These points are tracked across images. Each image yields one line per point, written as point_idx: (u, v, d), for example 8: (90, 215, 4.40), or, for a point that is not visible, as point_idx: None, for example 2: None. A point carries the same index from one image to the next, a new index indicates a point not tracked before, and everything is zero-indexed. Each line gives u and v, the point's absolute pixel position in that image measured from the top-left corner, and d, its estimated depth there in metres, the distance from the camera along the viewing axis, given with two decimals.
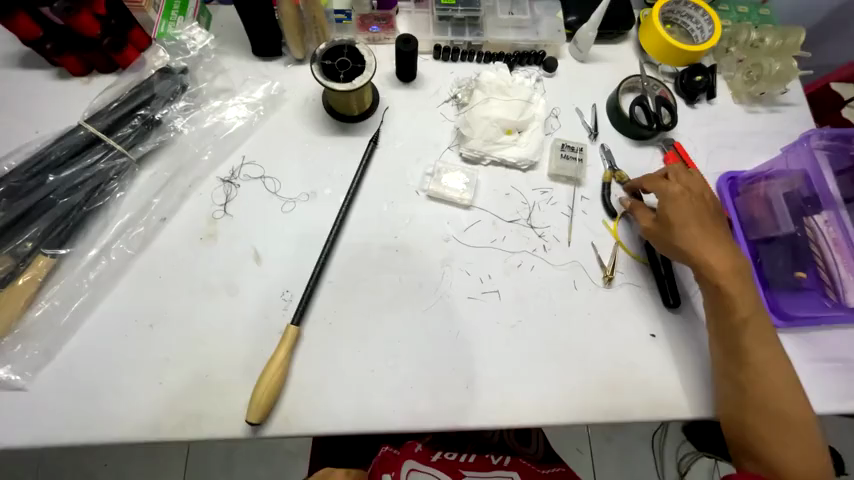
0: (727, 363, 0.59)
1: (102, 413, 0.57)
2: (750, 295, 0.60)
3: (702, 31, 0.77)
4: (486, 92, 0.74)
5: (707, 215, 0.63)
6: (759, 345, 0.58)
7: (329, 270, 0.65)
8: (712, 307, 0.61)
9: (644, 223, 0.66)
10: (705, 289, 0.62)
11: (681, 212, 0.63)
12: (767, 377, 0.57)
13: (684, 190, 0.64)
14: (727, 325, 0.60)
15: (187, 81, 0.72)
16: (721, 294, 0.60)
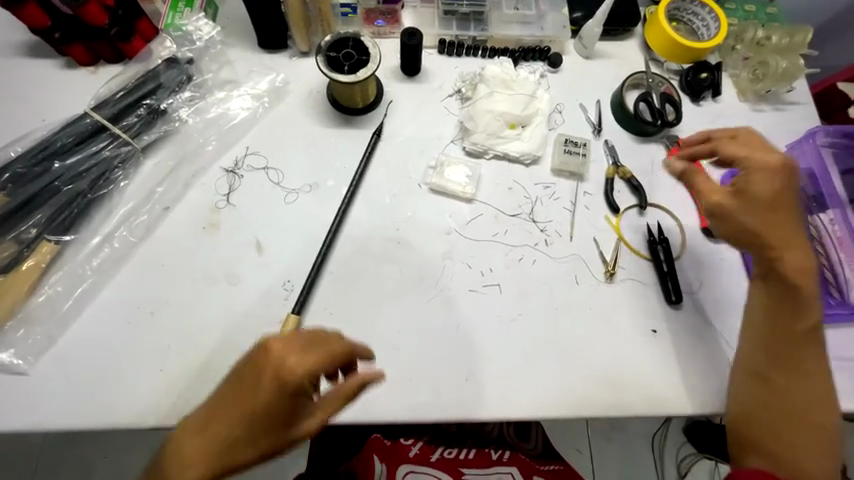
0: (763, 363, 0.56)
1: (103, 398, 0.57)
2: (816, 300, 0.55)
3: (708, 29, 0.77)
4: (490, 86, 0.74)
5: (791, 199, 0.55)
6: (809, 352, 0.55)
7: (331, 261, 0.65)
8: (770, 307, 0.56)
9: (714, 196, 0.57)
10: (769, 287, 0.56)
11: (763, 195, 0.54)
12: (803, 383, 0.54)
13: (779, 167, 0.54)
14: (782, 327, 0.55)
15: (192, 72, 0.72)
16: (785, 293, 0.55)
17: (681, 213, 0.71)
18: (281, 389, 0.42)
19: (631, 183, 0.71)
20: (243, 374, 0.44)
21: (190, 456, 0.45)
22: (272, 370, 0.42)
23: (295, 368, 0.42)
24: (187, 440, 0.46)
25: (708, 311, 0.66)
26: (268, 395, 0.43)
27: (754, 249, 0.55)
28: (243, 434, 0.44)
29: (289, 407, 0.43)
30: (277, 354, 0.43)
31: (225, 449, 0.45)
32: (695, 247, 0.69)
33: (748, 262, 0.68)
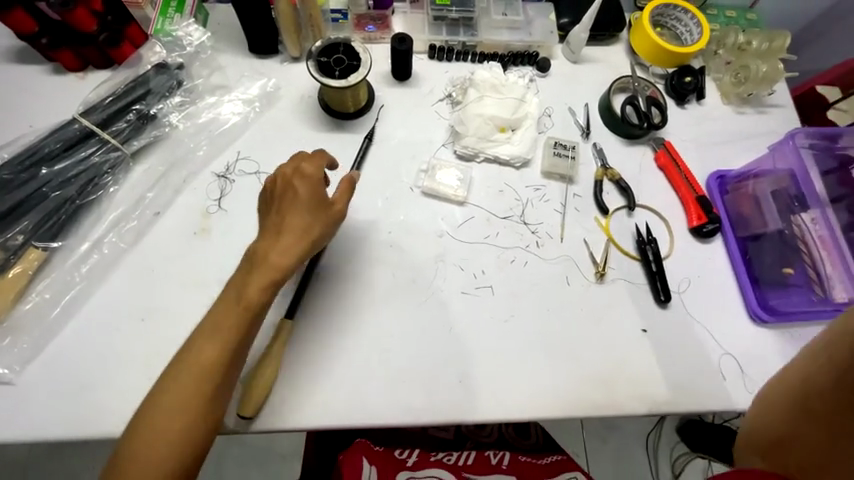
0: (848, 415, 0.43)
1: (92, 407, 0.56)
2: None
3: (691, 34, 0.79)
4: (480, 90, 0.75)
5: None
6: None
7: (323, 265, 0.65)
8: None
9: None
10: None
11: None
12: None
13: None
14: None
15: (183, 77, 0.72)
16: None
17: (668, 214, 0.73)
18: (311, 185, 0.56)
19: (620, 185, 0.73)
20: (271, 226, 0.55)
21: (227, 302, 0.52)
22: (306, 208, 0.55)
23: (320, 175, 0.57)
24: (223, 310, 0.52)
25: (696, 309, 0.67)
26: (307, 227, 0.55)
27: None
28: (289, 259, 0.54)
29: (323, 237, 0.57)
30: (303, 191, 0.56)
31: (268, 292, 0.53)
32: (683, 247, 0.71)
33: (734, 263, 0.70)
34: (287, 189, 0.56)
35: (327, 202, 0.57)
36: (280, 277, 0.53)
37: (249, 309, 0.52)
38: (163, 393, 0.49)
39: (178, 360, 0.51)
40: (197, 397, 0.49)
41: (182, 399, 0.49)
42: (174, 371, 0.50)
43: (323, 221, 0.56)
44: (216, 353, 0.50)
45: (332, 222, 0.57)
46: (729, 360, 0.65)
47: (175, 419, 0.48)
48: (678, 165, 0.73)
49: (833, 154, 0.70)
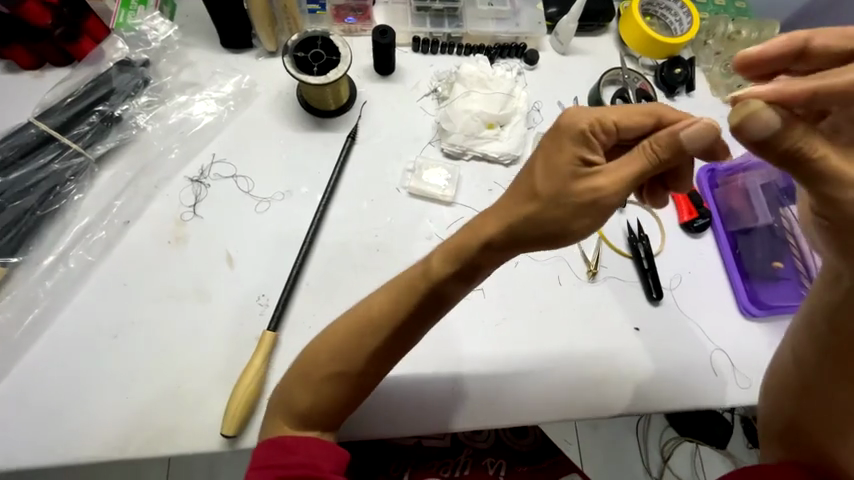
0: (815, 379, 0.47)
1: (64, 431, 0.53)
2: None
3: (681, 24, 0.77)
4: (467, 85, 0.72)
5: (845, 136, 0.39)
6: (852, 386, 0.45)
7: (307, 271, 0.62)
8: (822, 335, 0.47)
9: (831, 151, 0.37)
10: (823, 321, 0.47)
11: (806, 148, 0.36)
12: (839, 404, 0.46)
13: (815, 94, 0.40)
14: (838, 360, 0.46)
15: (149, 75, 0.68)
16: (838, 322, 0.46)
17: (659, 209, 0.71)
18: (576, 147, 0.43)
19: None
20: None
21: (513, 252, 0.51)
22: (536, 180, 0.44)
23: (570, 142, 0.43)
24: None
25: (687, 306, 0.67)
26: (566, 199, 0.43)
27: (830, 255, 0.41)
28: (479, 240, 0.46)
29: (555, 223, 0.43)
30: (537, 166, 0.44)
31: (451, 264, 0.47)
32: (674, 243, 0.70)
33: (724, 257, 0.69)
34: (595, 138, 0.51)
35: (539, 173, 0.44)
36: (454, 250, 0.47)
37: (423, 282, 0.49)
38: (335, 330, 0.52)
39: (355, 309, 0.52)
40: (355, 352, 0.51)
41: (318, 357, 0.52)
42: (353, 312, 0.52)
43: (555, 203, 0.43)
44: (380, 311, 0.50)
45: (570, 204, 0.43)
46: (720, 355, 0.65)
47: (325, 357, 0.51)
48: None
49: None
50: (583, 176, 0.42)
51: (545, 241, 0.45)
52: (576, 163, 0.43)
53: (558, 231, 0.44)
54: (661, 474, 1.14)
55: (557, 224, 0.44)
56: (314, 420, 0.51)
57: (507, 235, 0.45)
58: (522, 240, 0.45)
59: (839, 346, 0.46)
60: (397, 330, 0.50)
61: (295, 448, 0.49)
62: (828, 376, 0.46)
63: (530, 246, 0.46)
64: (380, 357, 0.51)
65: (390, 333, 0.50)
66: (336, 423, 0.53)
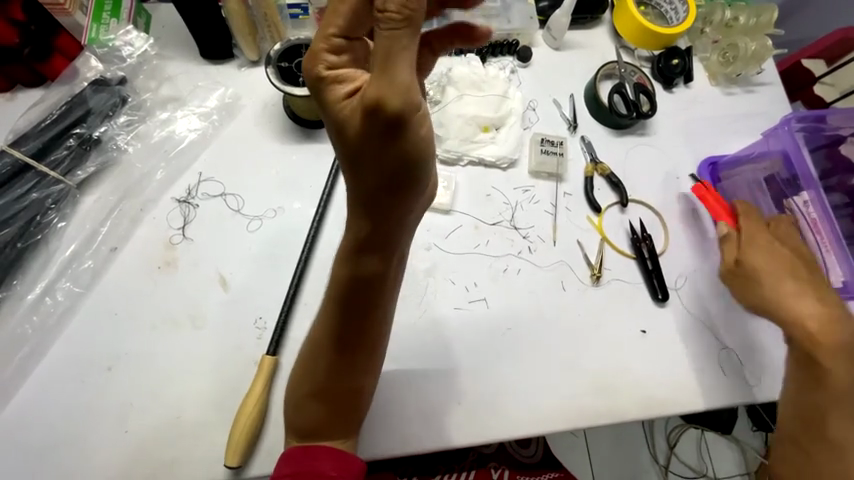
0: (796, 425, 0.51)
1: (63, 468, 0.52)
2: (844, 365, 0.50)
3: (677, 12, 0.75)
4: (459, 88, 0.70)
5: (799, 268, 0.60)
6: None
7: (304, 290, 0.60)
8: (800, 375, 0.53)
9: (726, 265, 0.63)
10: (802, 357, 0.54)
11: (760, 260, 0.60)
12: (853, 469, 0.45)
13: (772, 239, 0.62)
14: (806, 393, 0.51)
15: (127, 93, 0.65)
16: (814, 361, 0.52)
17: (661, 208, 0.70)
18: (331, 89, 0.34)
19: (611, 180, 0.70)
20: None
21: (420, 209, 0.44)
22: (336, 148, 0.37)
23: (326, 92, 0.35)
24: (425, 204, 0.45)
25: (693, 305, 0.66)
26: (363, 137, 0.33)
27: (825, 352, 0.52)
28: (356, 226, 0.41)
29: (390, 165, 0.35)
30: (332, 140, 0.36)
31: (347, 263, 0.44)
32: (677, 241, 0.69)
33: None
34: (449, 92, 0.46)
35: (333, 139, 0.36)
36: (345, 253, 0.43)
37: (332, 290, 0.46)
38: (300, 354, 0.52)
39: (311, 335, 0.51)
40: (316, 374, 0.50)
41: (305, 374, 0.51)
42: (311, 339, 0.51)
43: (361, 150, 0.34)
44: (317, 328, 0.50)
45: (370, 137, 0.33)
46: (728, 354, 0.64)
47: (301, 378, 0.51)
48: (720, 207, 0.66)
49: (823, 134, 0.69)
50: (345, 119, 0.34)
51: (405, 183, 0.37)
52: (345, 105, 0.34)
53: (401, 166, 0.35)
54: (668, 461, 1.13)
55: (399, 163, 0.35)
56: (314, 431, 0.50)
57: (364, 209, 0.39)
58: (379, 201, 0.38)
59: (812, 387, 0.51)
60: (345, 336, 0.48)
61: (312, 457, 0.49)
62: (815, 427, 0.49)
63: (386, 200, 0.38)
64: (367, 365, 0.51)
65: (344, 340, 0.49)
66: (345, 433, 0.52)
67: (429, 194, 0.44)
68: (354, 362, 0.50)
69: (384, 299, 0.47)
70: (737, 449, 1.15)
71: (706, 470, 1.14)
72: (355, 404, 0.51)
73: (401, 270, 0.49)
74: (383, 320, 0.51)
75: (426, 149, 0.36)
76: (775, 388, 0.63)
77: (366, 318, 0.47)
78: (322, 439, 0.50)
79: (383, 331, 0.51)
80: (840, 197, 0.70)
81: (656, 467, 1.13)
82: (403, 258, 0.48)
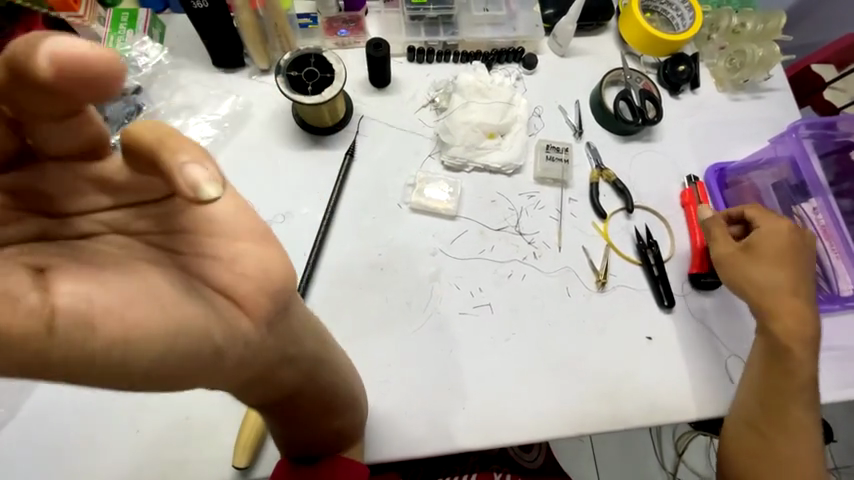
0: (758, 414, 0.57)
1: (77, 465, 0.53)
2: (810, 357, 0.56)
3: (683, 19, 0.75)
4: (465, 95, 0.71)
5: (793, 265, 0.59)
6: (800, 411, 0.56)
7: (312, 294, 0.62)
8: (767, 358, 0.57)
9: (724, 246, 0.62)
10: (772, 348, 0.57)
11: (765, 243, 0.60)
12: (792, 445, 0.55)
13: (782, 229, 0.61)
14: (778, 385, 0.56)
15: (142, 102, 0.67)
16: (786, 352, 0.56)
17: (667, 214, 0.70)
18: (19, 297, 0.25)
19: (616, 186, 0.70)
20: (228, 229, 0.29)
21: (265, 334, 0.32)
22: None
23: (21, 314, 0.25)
24: (272, 322, 0.32)
25: (700, 312, 0.65)
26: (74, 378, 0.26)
27: (792, 343, 0.56)
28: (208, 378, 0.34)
29: (134, 379, 0.27)
30: None
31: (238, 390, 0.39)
32: (683, 248, 0.69)
33: None
34: (111, 163, 0.32)
35: None
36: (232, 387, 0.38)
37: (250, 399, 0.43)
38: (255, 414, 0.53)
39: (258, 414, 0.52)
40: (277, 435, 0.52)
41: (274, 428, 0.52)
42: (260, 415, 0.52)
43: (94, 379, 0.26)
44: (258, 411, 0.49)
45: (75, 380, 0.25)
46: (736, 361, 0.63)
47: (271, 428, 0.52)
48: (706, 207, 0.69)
49: (832, 140, 0.69)
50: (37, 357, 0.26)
51: (178, 367, 0.28)
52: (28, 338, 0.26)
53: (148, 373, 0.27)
54: (676, 469, 1.12)
55: (107, 373, 0.26)
56: (310, 450, 0.53)
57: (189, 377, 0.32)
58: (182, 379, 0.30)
59: (779, 382, 0.56)
60: (284, 413, 0.48)
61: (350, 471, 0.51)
62: (774, 416, 0.56)
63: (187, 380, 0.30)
64: (337, 406, 0.50)
65: (292, 410, 0.48)
66: (350, 442, 0.54)
67: (264, 319, 0.31)
68: (309, 421, 0.50)
69: (309, 370, 0.44)
70: None
71: None
72: (338, 435, 0.53)
73: (295, 361, 0.41)
74: (306, 398, 0.47)
75: (134, 339, 0.25)
76: None
77: (295, 396, 0.46)
78: (323, 454, 0.53)
79: (339, 386, 0.49)
80: (848, 202, 0.69)
81: (663, 474, 1.13)
82: (286, 358, 0.39)
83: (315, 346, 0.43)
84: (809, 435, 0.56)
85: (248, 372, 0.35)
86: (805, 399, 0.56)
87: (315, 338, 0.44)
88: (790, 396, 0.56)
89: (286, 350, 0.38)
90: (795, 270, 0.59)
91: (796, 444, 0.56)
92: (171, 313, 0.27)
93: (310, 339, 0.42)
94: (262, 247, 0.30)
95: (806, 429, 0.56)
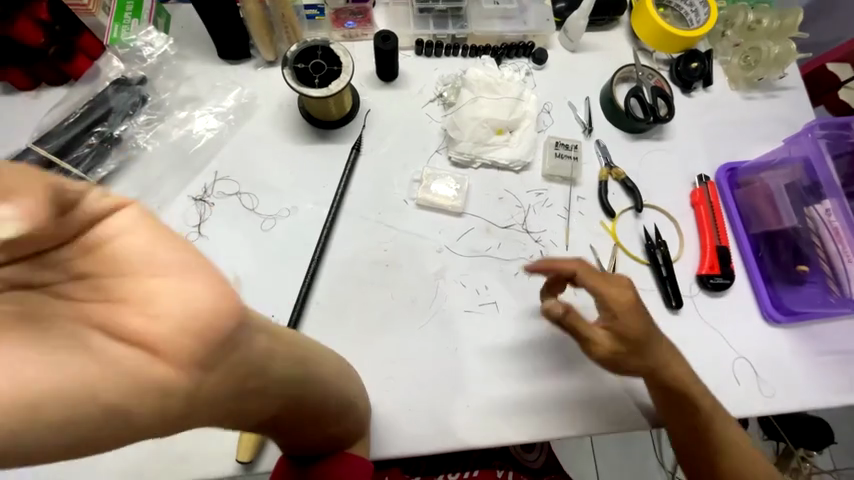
0: (692, 445, 0.58)
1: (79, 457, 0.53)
2: (697, 385, 0.56)
3: (698, 15, 0.73)
4: (474, 90, 0.70)
5: None
6: (726, 424, 0.57)
7: (316, 290, 0.62)
8: (671, 404, 0.57)
9: None
10: (676, 399, 0.56)
11: None
12: (734, 455, 0.58)
13: None
14: (695, 421, 0.56)
15: (146, 92, 0.66)
16: (688, 397, 0.56)
17: (677, 214, 0.69)
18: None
19: (626, 185, 0.69)
20: (171, 261, 0.23)
21: (218, 386, 0.26)
22: None
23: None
24: (223, 370, 0.26)
25: (708, 313, 0.65)
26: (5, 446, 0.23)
27: (683, 390, 0.56)
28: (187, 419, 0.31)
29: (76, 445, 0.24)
30: None
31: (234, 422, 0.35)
32: (692, 247, 0.68)
33: (746, 260, 0.67)
34: None
35: None
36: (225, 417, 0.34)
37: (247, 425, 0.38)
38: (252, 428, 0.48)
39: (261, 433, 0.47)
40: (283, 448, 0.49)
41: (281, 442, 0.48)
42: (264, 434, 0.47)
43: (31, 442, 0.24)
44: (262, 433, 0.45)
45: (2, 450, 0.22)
46: (743, 364, 0.63)
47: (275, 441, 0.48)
48: (716, 207, 0.68)
49: (847, 141, 0.67)
50: None
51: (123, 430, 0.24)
52: None
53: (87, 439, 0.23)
54: (675, 469, 1.12)
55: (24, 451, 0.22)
56: (315, 454, 0.49)
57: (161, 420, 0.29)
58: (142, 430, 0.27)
59: (693, 419, 0.57)
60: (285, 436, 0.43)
61: (356, 468, 0.51)
62: (705, 442, 0.57)
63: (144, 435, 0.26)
64: (332, 415, 0.44)
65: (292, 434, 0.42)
66: (355, 439, 0.52)
67: (219, 366, 0.25)
68: (309, 436, 0.44)
69: (303, 403, 0.37)
70: None
71: None
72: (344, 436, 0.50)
73: (285, 401, 0.34)
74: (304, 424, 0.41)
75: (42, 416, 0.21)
76: (791, 400, 0.62)
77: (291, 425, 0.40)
78: (327, 453, 0.50)
79: (332, 400, 0.42)
80: None
81: (663, 473, 1.12)
82: (268, 402, 0.32)
83: (304, 382, 0.36)
84: (742, 438, 0.58)
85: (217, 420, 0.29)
86: (720, 417, 0.57)
87: (305, 372, 0.36)
88: (706, 422, 0.57)
89: (268, 394, 0.31)
90: (652, 332, 0.55)
91: (737, 453, 0.58)
92: (93, 387, 0.22)
93: (296, 377, 0.34)
94: (187, 281, 0.23)
95: (740, 435, 0.58)
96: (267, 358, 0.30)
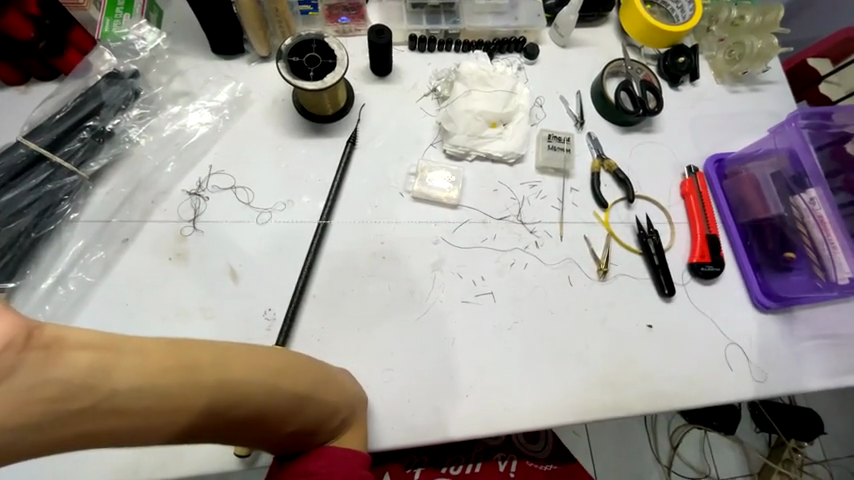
0: None
1: (69, 459, 0.52)
2: None
3: (683, 11, 0.75)
4: (467, 83, 0.71)
5: None
6: None
7: (313, 283, 0.62)
8: None
9: None
10: None
11: None
12: None
13: None
14: None
15: (139, 86, 0.66)
16: None
17: (667, 204, 0.71)
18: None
19: (617, 176, 0.70)
20: None
21: (14, 412, 0.25)
22: None
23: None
24: (13, 398, 0.25)
25: (699, 300, 0.66)
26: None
27: None
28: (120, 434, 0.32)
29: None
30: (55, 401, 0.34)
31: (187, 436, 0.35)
32: (683, 236, 0.69)
33: (734, 248, 0.69)
34: None
35: None
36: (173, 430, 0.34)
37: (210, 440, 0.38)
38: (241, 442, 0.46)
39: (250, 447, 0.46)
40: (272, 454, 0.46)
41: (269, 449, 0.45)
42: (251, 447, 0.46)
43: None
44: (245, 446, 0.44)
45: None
46: (735, 349, 0.64)
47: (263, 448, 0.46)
48: (704, 197, 0.70)
49: (828, 132, 0.69)
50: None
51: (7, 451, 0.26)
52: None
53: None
54: (671, 461, 1.13)
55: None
56: (292, 451, 0.45)
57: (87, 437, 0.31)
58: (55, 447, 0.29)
59: None
60: (253, 441, 0.40)
61: (337, 458, 0.46)
62: None
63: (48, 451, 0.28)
64: (281, 414, 0.39)
65: (257, 436, 0.39)
66: (341, 431, 0.49)
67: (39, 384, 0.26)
68: (266, 437, 0.40)
69: (215, 415, 0.33)
70: (740, 450, 1.16)
71: (708, 470, 1.14)
72: (317, 432, 0.45)
73: (177, 413, 0.31)
74: (252, 428, 0.38)
75: None
76: (780, 382, 0.63)
77: (245, 431, 0.38)
78: (302, 452, 0.46)
79: (274, 397, 0.38)
80: (845, 195, 0.69)
81: (659, 467, 1.13)
82: (145, 419, 0.29)
83: (203, 394, 0.32)
84: None
85: (80, 441, 0.28)
86: None
87: (201, 383, 0.32)
88: None
89: (127, 414, 0.29)
90: None
91: None
92: None
93: (182, 392, 0.31)
94: None
95: None
96: (103, 377, 0.28)
